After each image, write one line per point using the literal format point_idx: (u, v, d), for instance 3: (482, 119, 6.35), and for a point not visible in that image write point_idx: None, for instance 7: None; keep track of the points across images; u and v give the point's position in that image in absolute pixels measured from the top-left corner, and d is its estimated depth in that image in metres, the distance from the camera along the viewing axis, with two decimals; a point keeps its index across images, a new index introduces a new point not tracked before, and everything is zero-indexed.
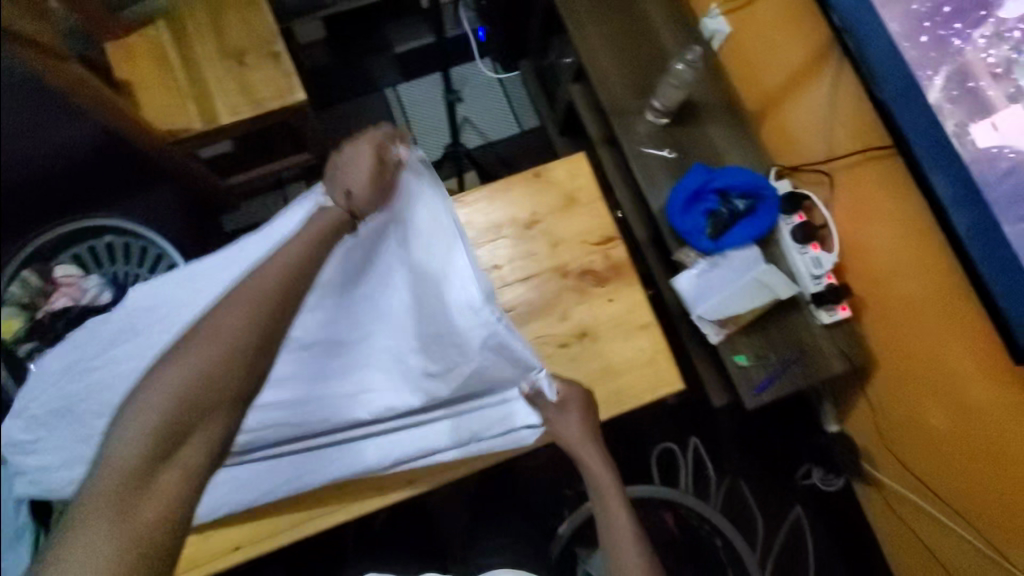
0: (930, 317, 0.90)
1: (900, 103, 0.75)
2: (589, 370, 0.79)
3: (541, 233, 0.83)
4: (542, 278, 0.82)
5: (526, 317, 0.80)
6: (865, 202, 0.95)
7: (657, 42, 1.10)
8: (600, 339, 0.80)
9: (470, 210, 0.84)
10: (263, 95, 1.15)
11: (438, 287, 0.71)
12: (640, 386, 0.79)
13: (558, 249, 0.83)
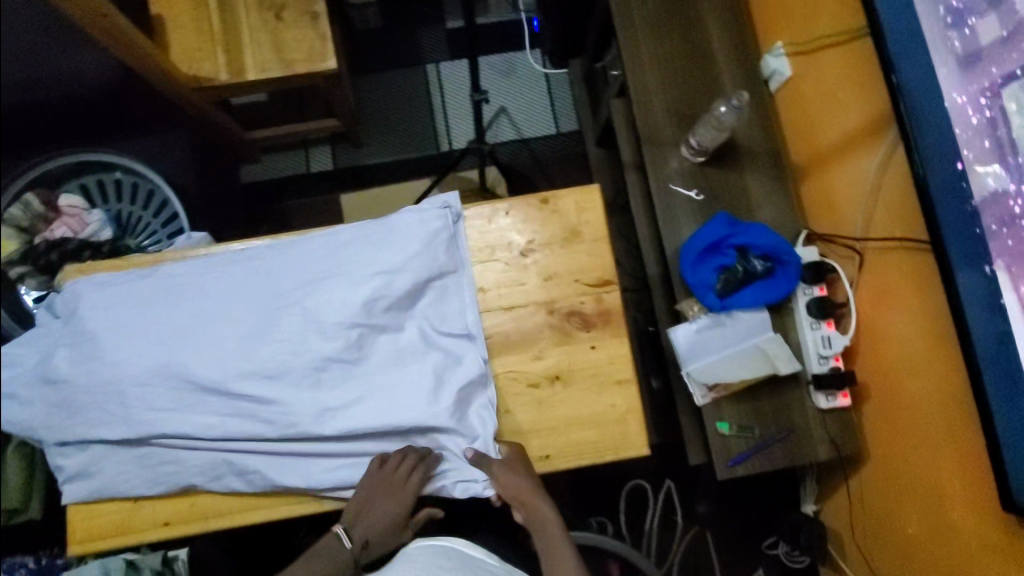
0: (929, 430, 0.83)
1: (943, 192, 0.70)
2: (556, 416, 0.76)
3: (541, 261, 0.79)
4: (530, 310, 0.78)
5: (507, 345, 0.77)
6: (888, 292, 0.87)
7: (713, 74, 1.02)
8: (572, 387, 0.76)
9: (478, 221, 0.81)
10: (293, 57, 1.12)
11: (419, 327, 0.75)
12: (596, 445, 0.75)
13: (555, 280, 0.79)
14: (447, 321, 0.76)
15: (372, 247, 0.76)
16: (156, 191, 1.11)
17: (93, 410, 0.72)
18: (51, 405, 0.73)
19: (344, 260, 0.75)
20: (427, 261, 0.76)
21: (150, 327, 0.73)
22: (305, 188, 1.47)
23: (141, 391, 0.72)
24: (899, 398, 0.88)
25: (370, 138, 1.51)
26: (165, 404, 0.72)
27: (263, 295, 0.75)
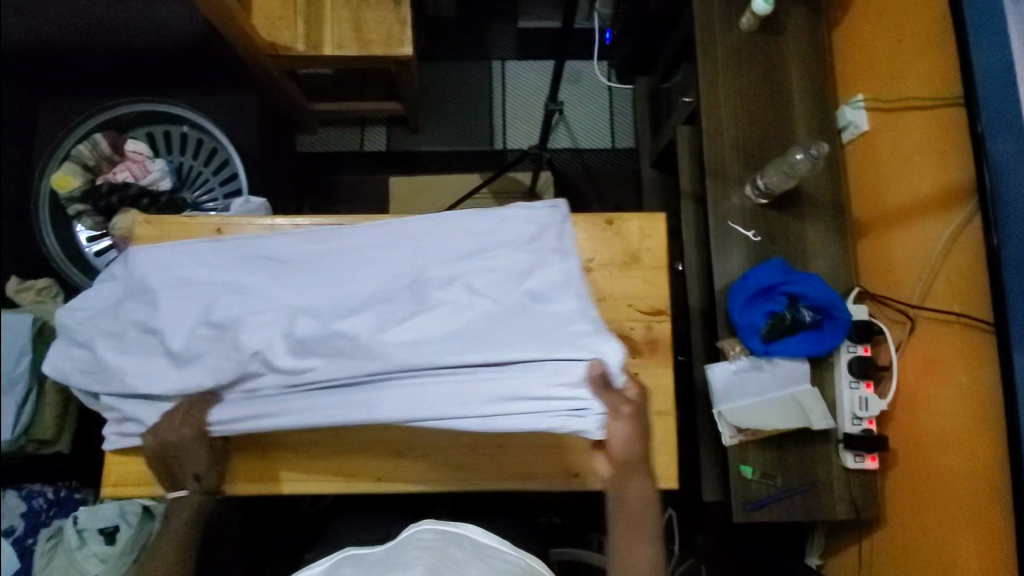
0: (955, 509, 0.82)
1: (1016, 277, 0.69)
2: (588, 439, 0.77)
3: (597, 281, 0.80)
4: None
5: None
6: (935, 364, 0.86)
7: (787, 117, 1.02)
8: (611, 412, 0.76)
9: None
10: (370, 40, 1.13)
11: (531, 299, 0.67)
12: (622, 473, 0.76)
13: (607, 302, 0.79)
14: (547, 300, 0.67)
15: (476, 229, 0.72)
16: (218, 150, 1.13)
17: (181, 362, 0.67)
18: (128, 351, 0.69)
19: (449, 238, 0.72)
20: (538, 245, 0.71)
21: (231, 287, 0.69)
22: (356, 165, 1.49)
23: (219, 333, 0.66)
24: (930, 472, 0.87)
25: (427, 126, 1.52)
26: (228, 360, 0.66)
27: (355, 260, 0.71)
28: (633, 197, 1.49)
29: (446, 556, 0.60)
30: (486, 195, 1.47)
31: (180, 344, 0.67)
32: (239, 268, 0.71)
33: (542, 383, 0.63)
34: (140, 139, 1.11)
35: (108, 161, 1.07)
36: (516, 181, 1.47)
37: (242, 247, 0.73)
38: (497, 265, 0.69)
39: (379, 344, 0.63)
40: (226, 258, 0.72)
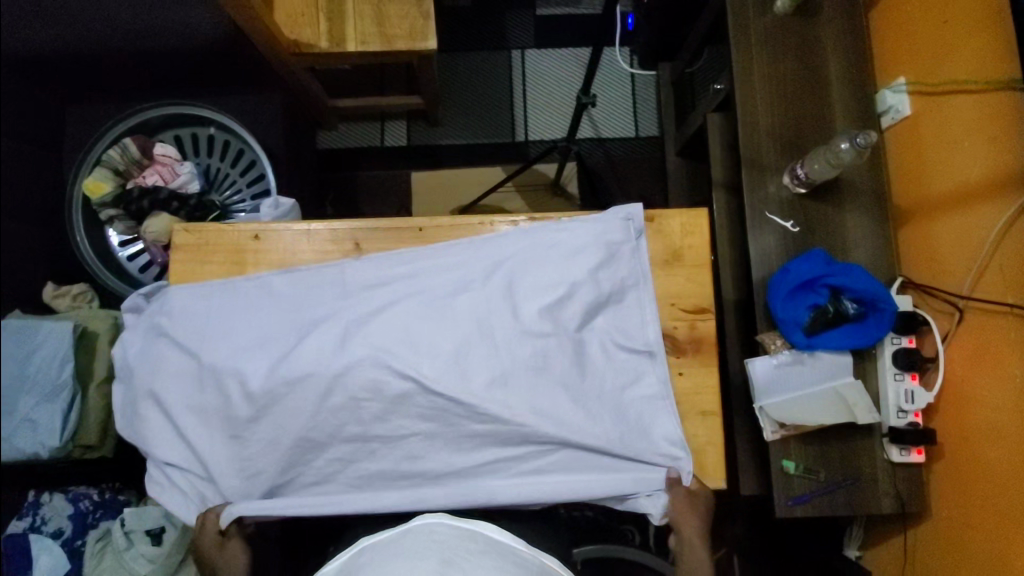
0: (1008, 503, 0.80)
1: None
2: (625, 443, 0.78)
3: (637, 280, 0.81)
4: (616, 327, 0.80)
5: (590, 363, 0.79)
6: (987, 356, 0.84)
7: (826, 102, 0.99)
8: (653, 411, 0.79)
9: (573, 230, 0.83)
10: (394, 36, 1.11)
11: (594, 345, 0.79)
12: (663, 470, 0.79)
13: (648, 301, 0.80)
14: (629, 337, 0.79)
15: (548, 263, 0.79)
16: (244, 151, 1.12)
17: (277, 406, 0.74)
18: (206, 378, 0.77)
19: (525, 271, 0.79)
20: (601, 283, 0.79)
21: (339, 320, 0.76)
22: (377, 160, 1.47)
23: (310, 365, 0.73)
24: (980, 466, 0.85)
25: (447, 118, 1.49)
26: (353, 407, 0.73)
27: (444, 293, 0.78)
28: (658, 186, 1.47)
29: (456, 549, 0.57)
30: (510, 188, 1.46)
31: (308, 386, 0.73)
32: (339, 300, 0.79)
33: (609, 425, 0.77)
34: (168, 142, 1.11)
35: (138, 165, 1.08)
36: (540, 174, 1.46)
37: (335, 279, 0.81)
38: (571, 308, 0.78)
39: (472, 389, 0.73)
40: (325, 292, 0.80)
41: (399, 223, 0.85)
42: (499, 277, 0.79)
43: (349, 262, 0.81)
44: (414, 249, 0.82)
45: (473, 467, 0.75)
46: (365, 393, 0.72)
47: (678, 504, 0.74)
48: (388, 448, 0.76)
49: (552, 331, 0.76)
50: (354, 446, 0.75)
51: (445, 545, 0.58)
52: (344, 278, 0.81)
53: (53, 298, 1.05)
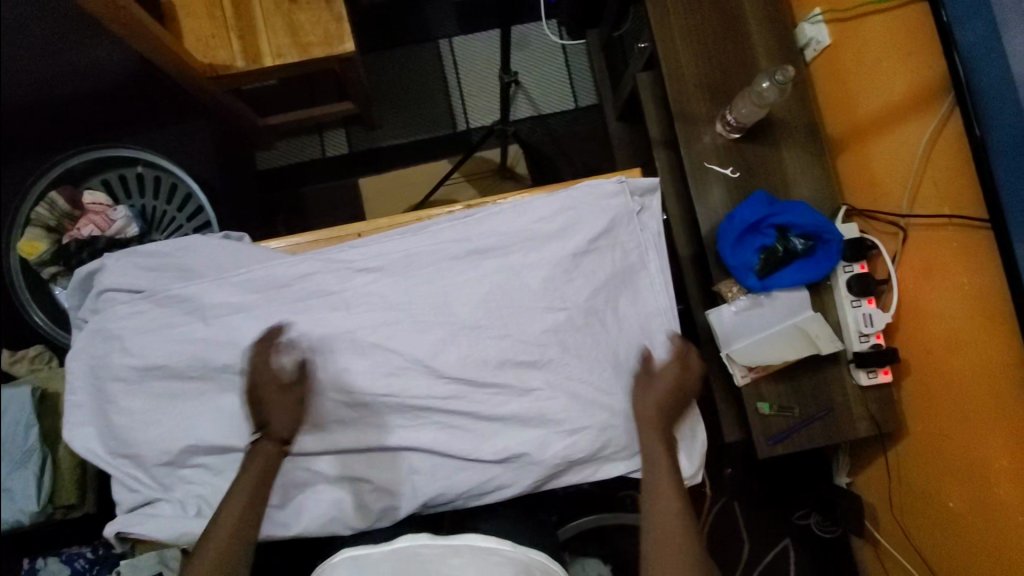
0: (975, 406, 0.83)
1: (1004, 152, 0.67)
2: None
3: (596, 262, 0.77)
4: (583, 328, 0.74)
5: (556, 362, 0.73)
6: (934, 269, 0.86)
7: (746, 43, 0.99)
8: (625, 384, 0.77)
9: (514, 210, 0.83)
10: (310, 42, 1.09)
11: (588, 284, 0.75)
12: None
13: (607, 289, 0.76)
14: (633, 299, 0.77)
15: (541, 234, 0.76)
16: (178, 185, 1.10)
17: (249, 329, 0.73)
18: (165, 318, 0.73)
19: (512, 267, 0.75)
20: (589, 272, 0.75)
21: (314, 338, 0.72)
22: (321, 172, 1.45)
23: (303, 328, 0.72)
24: (946, 375, 0.87)
25: (384, 119, 1.47)
26: (332, 320, 0.73)
27: (416, 298, 0.74)
28: (605, 154, 1.46)
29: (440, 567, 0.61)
30: (458, 178, 1.45)
31: (299, 329, 0.72)
32: (293, 347, 0.72)
33: (593, 319, 0.75)
34: (97, 188, 1.08)
35: (70, 217, 1.06)
36: (485, 160, 1.45)
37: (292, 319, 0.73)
38: (567, 280, 0.75)
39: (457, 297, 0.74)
40: (280, 327, 0.73)
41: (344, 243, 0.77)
42: (480, 275, 0.75)
43: (312, 291, 0.74)
44: (380, 276, 0.75)
45: (419, 400, 0.72)
46: (366, 353, 0.72)
47: (640, 403, 0.69)
48: (354, 407, 0.72)
49: (547, 288, 0.74)
50: (325, 383, 0.71)
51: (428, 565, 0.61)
52: (282, 307, 0.73)
53: (11, 365, 1.02)
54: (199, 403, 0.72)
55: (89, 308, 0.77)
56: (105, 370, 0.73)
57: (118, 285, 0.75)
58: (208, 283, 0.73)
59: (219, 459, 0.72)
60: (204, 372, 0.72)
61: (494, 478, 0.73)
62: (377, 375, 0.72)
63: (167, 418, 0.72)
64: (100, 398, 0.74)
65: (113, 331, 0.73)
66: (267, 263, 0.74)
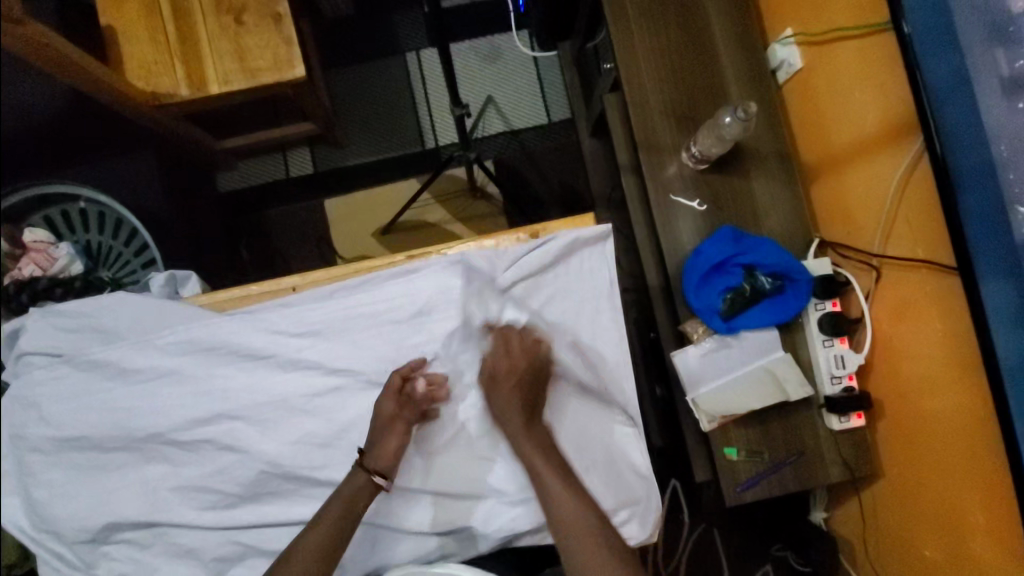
0: (948, 457, 0.79)
1: (971, 186, 0.63)
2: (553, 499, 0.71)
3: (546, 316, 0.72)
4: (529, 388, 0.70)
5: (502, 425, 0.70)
6: (907, 311, 0.82)
7: (715, 66, 0.93)
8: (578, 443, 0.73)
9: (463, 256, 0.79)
10: (259, 67, 1.03)
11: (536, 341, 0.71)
12: None
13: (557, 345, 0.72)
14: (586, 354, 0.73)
15: (487, 288, 0.71)
16: (124, 219, 1.05)
17: (175, 395, 0.69)
18: (86, 385, 0.69)
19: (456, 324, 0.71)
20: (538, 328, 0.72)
21: (246, 404, 0.69)
22: (284, 194, 1.38)
23: (233, 394, 0.69)
24: (920, 421, 0.83)
25: (350, 137, 1.40)
26: (264, 384, 0.69)
27: (354, 359, 0.70)
28: (579, 171, 1.41)
29: None
30: (428, 199, 1.39)
31: (230, 395, 0.69)
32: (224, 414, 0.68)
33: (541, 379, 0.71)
34: (38, 225, 1.03)
35: (11, 257, 0.99)
36: (454, 179, 1.39)
37: (222, 384, 0.69)
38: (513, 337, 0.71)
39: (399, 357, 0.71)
40: (209, 394, 0.69)
41: (277, 300, 0.72)
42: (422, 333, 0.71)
43: (242, 354, 0.69)
44: (314, 336, 0.70)
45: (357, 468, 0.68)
46: (300, 420, 0.69)
47: (503, 398, 0.67)
48: (288, 476, 0.68)
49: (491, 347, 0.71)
50: (259, 451, 0.68)
51: None
52: (211, 371, 0.69)
53: None
54: (124, 475, 0.68)
55: (9, 372, 0.72)
56: (23, 441, 0.69)
57: (37, 349, 0.71)
58: (130, 347, 0.69)
59: (146, 532, 0.68)
60: (128, 442, 0.68)
61: (439, 546, 0.70)
62: (310, 447, 0.69)
63: (90, 491, 0.68)
64: (20, 469, 0.70)
65: (30, 398, 0.69)
66: (193, 324, 0.69)
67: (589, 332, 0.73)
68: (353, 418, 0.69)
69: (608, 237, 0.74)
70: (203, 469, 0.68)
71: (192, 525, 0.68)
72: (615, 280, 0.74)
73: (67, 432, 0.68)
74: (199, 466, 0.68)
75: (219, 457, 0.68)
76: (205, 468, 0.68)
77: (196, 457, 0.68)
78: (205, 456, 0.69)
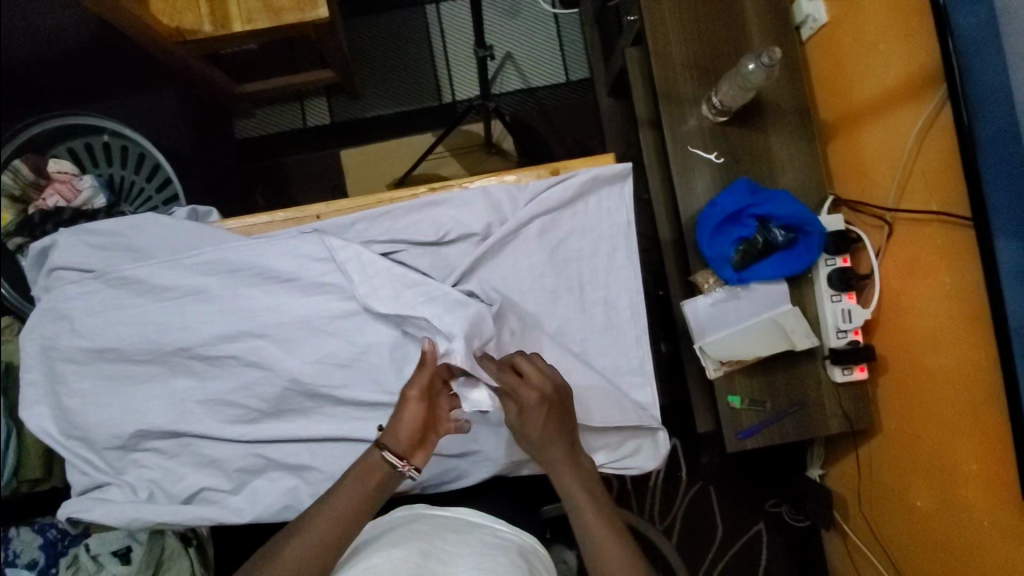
0: (948, 409, 0.81)
1: (991, 137, 0.64)
2: None
3: (563, 252, 0.75)
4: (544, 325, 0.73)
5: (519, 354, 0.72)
6: (918, 266, 0.83)
7: (740, 17, 0.93)
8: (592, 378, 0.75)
9: None
10: (284, 7, 1.03)
11: (554, 278, 0.74)
12: None
13: (571, 282, 0.75)
14: (603, 292, 0.75)
15: (507, 223, 0.73)
16: (146, 156, 1.06)
17: (202, 315, 0.71)
18: (116, 301, 0.71)
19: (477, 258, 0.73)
20: (554, 264, 0.74)
21: (271, 325, 0.71)
22: (302, 143, 1.39)
23: (258, 314, 0.71)
24: (922, 372, 0.85)
25: (368, 88, 1.41)
26: (288, 308, 0.72)
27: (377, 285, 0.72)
28: (596, 132, 1.41)
29: (435, 538, 0.60)
30: (442, 153, 1.39)
31: (255, 315, 0.71)
32: (249, 333, 0.71)
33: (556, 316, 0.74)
34: (62, 156, 1.04)
35: (35, 186, 1.02)
36: (471, 135, 1.40)
37: (247, 306, 0.71)
38: (532, 275, 0.74)
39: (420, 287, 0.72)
40: (234, 313, 0.71)
41: (303, 226, 0.74)
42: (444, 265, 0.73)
43: (267, 278, 0.72)
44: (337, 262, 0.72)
45: (376, 389, 0.71)
46: (322, 342, 0.72)
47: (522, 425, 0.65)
48: (309, 395, 0.72)
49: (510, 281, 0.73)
50: (280, 370, 0.71)
51: (425, 534, 0.61)
52: (237, 292, 0.72)
53: None
54: (152, 387, 0.72)
55: (41, 286, 0.75)
56: (55, 351, 0.72)
57: (67, 264, 0.73)
58: (159, 266, 0.71)
59: (172, 443, 0.72)
60: (156, 357, 0.71)
61: (451, 468, 0.74)
62: (330, 367, 0.71)
63: (119, 401, 0.71)
64: (51, 379, 0.73)
65: (63, 311, 0.71)
66: (220, 245, 0.71)
67: (606, 270, 0.75)
68: (373, 342, 0.72)
69: (625, 178, 0.75)
70: (229, 385, 0.71)
71: (217, 438, 0.72)
72: (632, 221, 0.75)
73: (97, 344, 0.71)
74: (225, 383, 0.71)
75: (244, 373, 0.71)
76: (230, 384, 0.71)
77: (223, 373, 0.72)
78: (230, 373, 0.72)
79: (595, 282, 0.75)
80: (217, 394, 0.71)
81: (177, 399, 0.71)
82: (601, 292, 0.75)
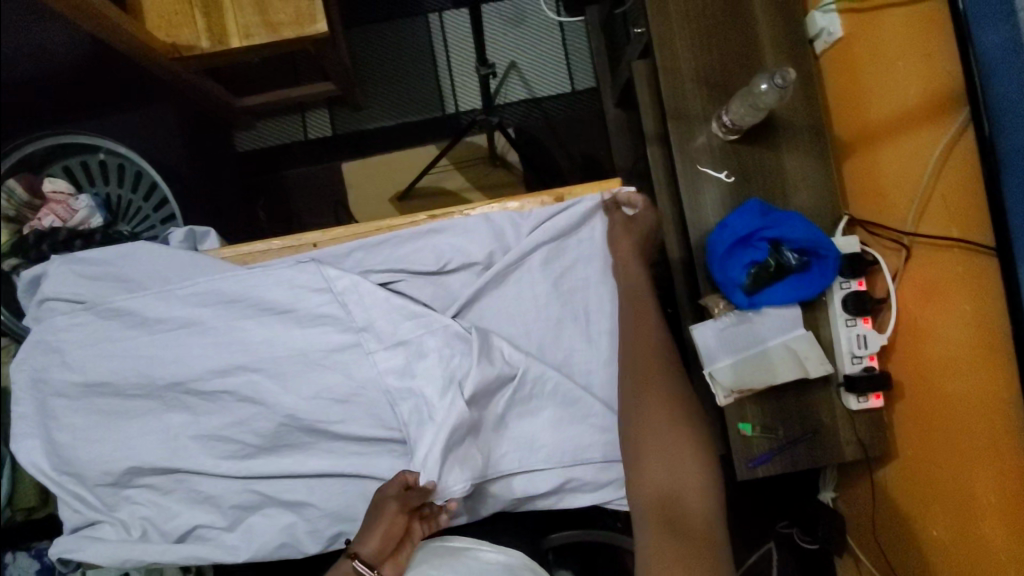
0: (967, 440, 0.78)
1: (1017, 164, 0.61)
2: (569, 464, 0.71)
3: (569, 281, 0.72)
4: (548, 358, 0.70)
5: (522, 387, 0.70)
6: (937, 291, 0.80)
7: (752, 32, 0.90)
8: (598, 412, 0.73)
9: None
10: (283, 21, 1.01)
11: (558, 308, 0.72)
12: None
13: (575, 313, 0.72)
14: (610, 322, 0.72)
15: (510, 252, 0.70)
16: (143, 173, 1.04)
17: (196, 349, 0.69)
18: (108, 334, 0.69)
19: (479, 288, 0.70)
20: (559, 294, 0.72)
21: (266, 359, 0.69)
22: (303, 155, 1.37)
23: (253, 348, 0.69)
24: (940, 400, 0.82)
25: (370, 99, 1.38)
26: (284, 340, 0.69)
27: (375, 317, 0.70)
28: (602, 143, 1.38)
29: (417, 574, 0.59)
30: (446, 165, 1.37)
31: (250, 348, 0.69)
32: (244, 367, 0.69)
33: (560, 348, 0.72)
34: (58, 175, 1.02)
35: (31, 207, 1.01)
36: (474, 147, 1.37)
37: (241, 339, 0.69)
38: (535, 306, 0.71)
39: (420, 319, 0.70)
40: (229, 346, 0.69)
41: (299, 256, 0.71)
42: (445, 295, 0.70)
43: (262, 310, 0.69)
44: (335, 293, 0.70)
45: (375, 424, 0.69)
46: (319, 376, 0.69)
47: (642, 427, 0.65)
48: (307, 430, 0.70)
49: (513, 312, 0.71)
50: (276, 405, 0.69)
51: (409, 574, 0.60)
52: (231, 324, 0.69)
53: None
54: (145, 422, 0.70)
55: (32, 317, 0.73)
56: (46, 384, 0.70)
57: (58, 294, 0.71)
58: (152, 298, 0.69)
59: (166, 478, 0.70)
60: (149, 391, 0.69)
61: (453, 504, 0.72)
62: (328, 401, 0.69)
63: (111, 437, 0.69)
64: (41, 413, 0.71)
65: (54, 343, 0.69)
66: (214, 276, 0.69)
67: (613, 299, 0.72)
68: (371, 376, 0.69)
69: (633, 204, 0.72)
70: (224, 420, 0.69)
71: (211, 474, 0.70)
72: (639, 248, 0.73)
73: (89, 378, 0.69)
74: (219, 417, 0.69)
75: (238, 407, 0.69)
76: (225, 419, 0.69)
77: (218, 407, 0.70)
78: (225, 407, 0.70)
79: (602, 312, 0.72)
80: (212, 429, 0.69)
81: (171, 434, 0.69)
82: (608, 322, 0.72)
